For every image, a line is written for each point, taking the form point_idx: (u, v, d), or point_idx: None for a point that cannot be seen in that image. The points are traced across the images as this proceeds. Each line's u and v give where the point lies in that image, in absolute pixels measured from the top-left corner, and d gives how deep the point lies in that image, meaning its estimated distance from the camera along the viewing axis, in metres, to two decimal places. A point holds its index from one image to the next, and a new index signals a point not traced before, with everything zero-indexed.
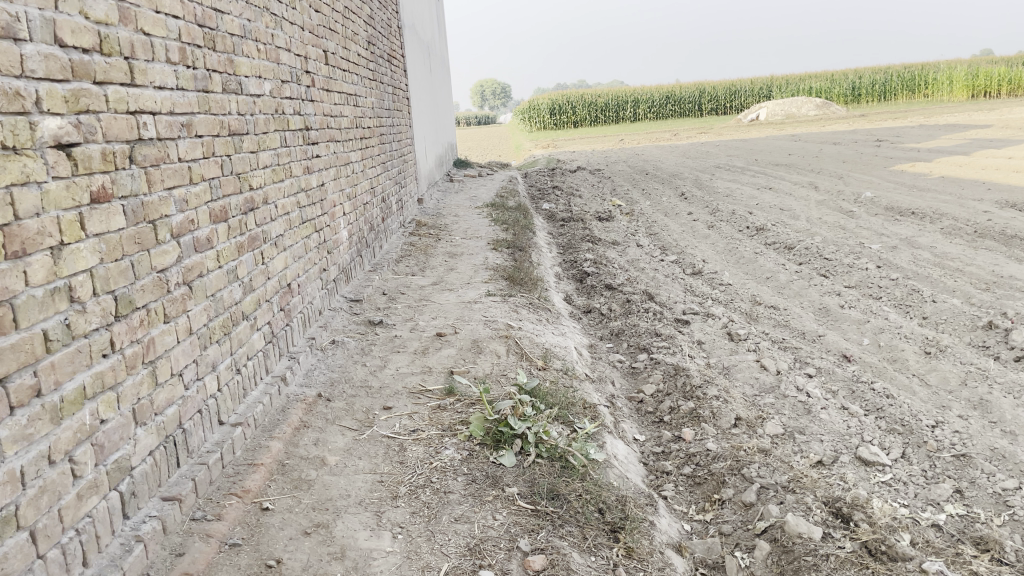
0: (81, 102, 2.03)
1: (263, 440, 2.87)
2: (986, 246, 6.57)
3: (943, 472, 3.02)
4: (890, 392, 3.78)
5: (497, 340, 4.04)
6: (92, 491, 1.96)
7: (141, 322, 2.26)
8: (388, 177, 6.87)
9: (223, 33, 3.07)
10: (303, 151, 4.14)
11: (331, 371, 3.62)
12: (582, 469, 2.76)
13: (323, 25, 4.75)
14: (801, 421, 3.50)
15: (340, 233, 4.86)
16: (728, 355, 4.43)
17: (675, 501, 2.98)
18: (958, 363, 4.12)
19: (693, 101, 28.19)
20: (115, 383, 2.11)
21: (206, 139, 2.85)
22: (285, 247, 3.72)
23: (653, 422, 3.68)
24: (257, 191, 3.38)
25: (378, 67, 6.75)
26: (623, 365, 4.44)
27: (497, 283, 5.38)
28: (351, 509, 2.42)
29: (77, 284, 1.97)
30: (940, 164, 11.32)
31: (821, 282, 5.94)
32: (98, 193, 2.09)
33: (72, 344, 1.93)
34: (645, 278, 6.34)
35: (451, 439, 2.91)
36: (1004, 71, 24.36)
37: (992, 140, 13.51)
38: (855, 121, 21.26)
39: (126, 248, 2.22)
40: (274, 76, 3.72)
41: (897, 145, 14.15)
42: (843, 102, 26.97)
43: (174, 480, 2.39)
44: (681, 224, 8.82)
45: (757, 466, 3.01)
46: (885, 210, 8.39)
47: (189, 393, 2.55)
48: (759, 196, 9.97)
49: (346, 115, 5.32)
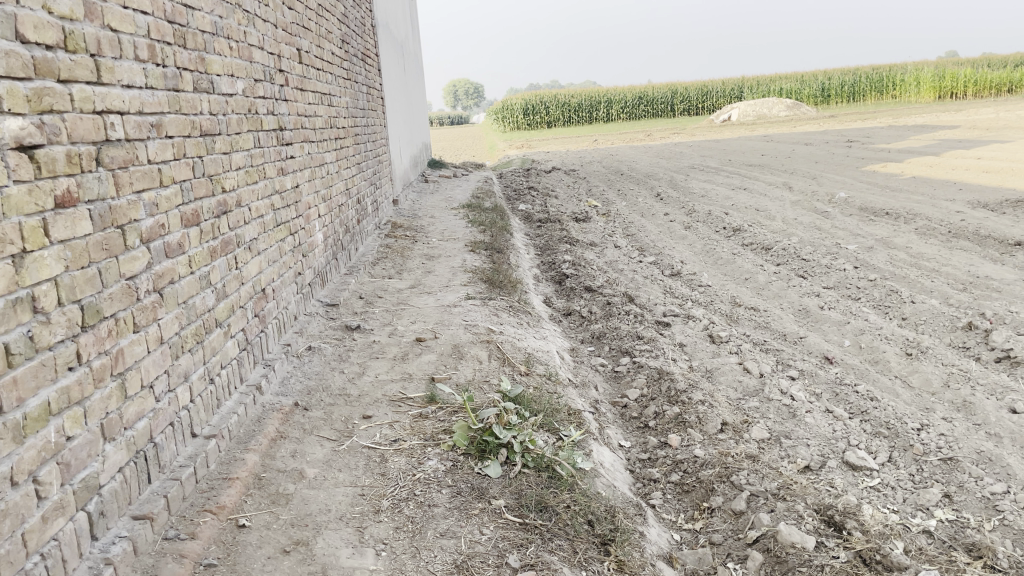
0: (44, 102, 1.93)
1: (238, 452, 2.77)
2: (960, 247, 6.61)
3: (932, 476, 2.99)
4: (873, 394, 3.76)
5: (478, 345, 3.96)
6: (57, 513, 1.86)
7: (109, 332, 2.16)
8: (363, 178, 6.76)
9: (194, 30, 2.96)
10: (276, 152, 4.03)
11: (308, 379, 3.52)
12: (569, 479, 2.69)
13: (296, 23, 4.64)
14: (787, 425, 3.46)
15: (315, 236, 4.75)
16: (711, 357, 4.40)
17: (664, 509, 2.92)
18: (940, 364, 4.11)
19: (666, 102, 28.29)
20: (82, 398, 2.00)
21: (177, 140, 2.74)
22: (259, 251, 3.61)
23: (638, 428, 3.63)
24: (230, 193, 3.27)
25: (352, 66, 6.65)
26: (606, 368, 4.38)
27: (476, 285, 5.30)
28: (332, 525, 2.33)
29: (41, 294, 1.86)
30: (911, 165, 11.41)
31: (800, 283, 5.93)
32: (63, 197, 1.99)
33: (36, 358, 1.82)
34: (625, 279, 6.30)
35: (434, 450, 2.82)
36: (969, 73, 24.67)
37: (961, 141, 13.65)
38: (826, 122, 21.44)
39: (93, 255, 2.11)
40: (247, 75, 3.61)
41: (868, 146, 14.27)
42: (812, 103, 27.22)
43: (145, 498, 2.28)
44: (657, 225, 8.79)
45: (745, 473, 2.96)
46: (859, 211, 8.43)
47: (160, 406, 2.44)
48: (735, 196, 9.98)
49: (320, 115, 5.21)
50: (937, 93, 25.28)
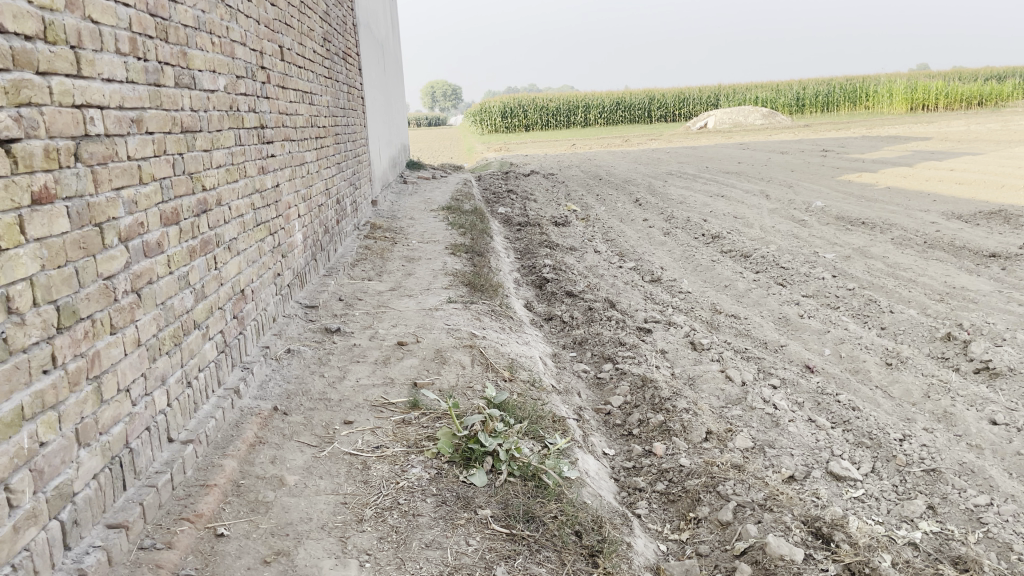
0: (21, 95, 1.85)
1: (215, 457, 2.69)
2: (936, 257, 6.67)
3: (915, 487, 3.00)
4: (855, 404, 3.76)
5: (461, 350, 3.91)
6: (29, 523, 1.78)
7: (86, 333, 2.08)
8: (343, 178, 6.68)
9: (177, 24, 2.89)
10: (257, 151, 3.95)
11: (287, 383, 3.44)
12: (556, 489, 2.65)
13: (279, 20, 4.57)
14: (770, 433, 3.46)
15: (294, 236, 4.68)
16: (693, 364, 4.39)
17: (650, 519, 2.89)
18: (920, 375, 4.13)
19: (643, 108, 28.43)
20: (56, 402, 1.93)
21: (158, 136, 2.67)
22: (239, 252, 3.54)
23: (621, 435, 3.60)
24: (210, 191, 3.20)
25: (333, 65, 6.58)
26: (589, 374, 4.34)
27: (457, 289, 5.25)
28: (314, 535, 2.27)
29: (15, 294, 1.78)
30: (885, 175, 11.53)
31: (780, 291, 5.95)
32: (39, 193, 1.91)
33: (10, 361, 1.75)
34: (605, 285, 6.28)
35: (418, 457, 2.77)
36: (941, 85, 24.99)
37: (932, 152, 13.82)
38: (800, 130, 21.64)
39: (69, 253, 2.03)
40: (229, 71, 3.53)
41: (843, 155, 14.44)
42: (787, 112, 27.49)
43: (120, 505, 2.21)
44: (636, 230, 8.80)
45: (732, 484, 2.95)
46: (836, 219, 8.49)
47: (137, 410, 2.37)
48: (713, 203, 10.02)
49: (301, 113, 5.14)
50: (910, 105, 25.57)
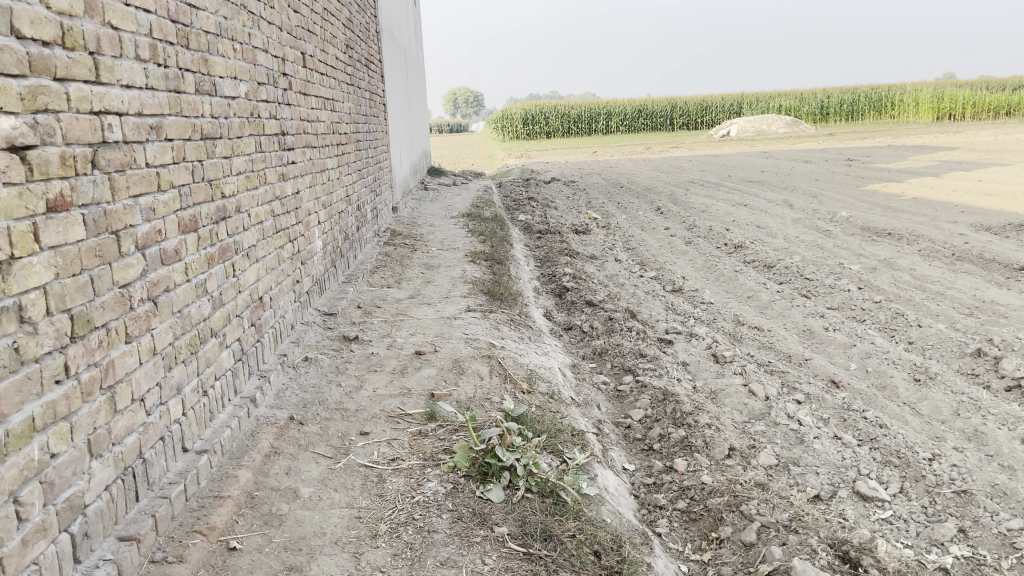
0: (38, 101, 1.83)
1: (230, 468, 2.66)
2: (965, 270, 6.54)
3: (945, 510, 2.92)
4: (882, 421, 3.66)
5: (479, 360, 3.86)
6: (39, 537, 1.75)
7: (99, 343, 2.06)
8: (364, 185, 6.67)
9: (198, 30, 2.88)
10: (277, 158, 3.93)
11: (304, 392, 3.41)
12: (574, 506, 2.60)
13: (301, 27, 4.56)
14: (795, 450, 3.38)
15: (314, 243, 4.66)
16: (715, 377, 4.31)
17: (671, 538, 2.82)
18: (950, 392, 4.02)
19: (665, 116, 28.31)
20: (69, 413, 1.90)
21: (177, 143, 2.65)
22: (258, 259, 3.52)
23: (642, 450, 3.53)
24: (230, 199, 3.18)
25: (356, 71, 6.56)
26: (608, 387, 4.27)
27: (476, 297, 5.20)
28: (327, 550, 2.23)
29: (28, 303, 1.76)
30: (912, 185, 11.35)
31: (804, 303, 5.85)
32: (55, 201, 1.89)
33: (21, 371, 1.72)
34: (626, 294, 6.21)
35: (434, 470, 2.73)
36: (968, 95, 24.67)
37: (959, 163, 13.61)
38: (824, 139, 21.43)
39: (85, 262, 2.01)
40: (250, 78, 3.52)
41: (869, 164, 14.25)
42: (810, 121, 27.26)
43: (132, 517, 2.18)
44: (658, 239, 8.72)
45: (755, 503, 2.87)
46: (861, 230, 8.36)
47: (151, 420, 2.34)
48: (735, 212, 9.91)
49: (323, 120, 5.13)
50: (936, 114, 25.23)
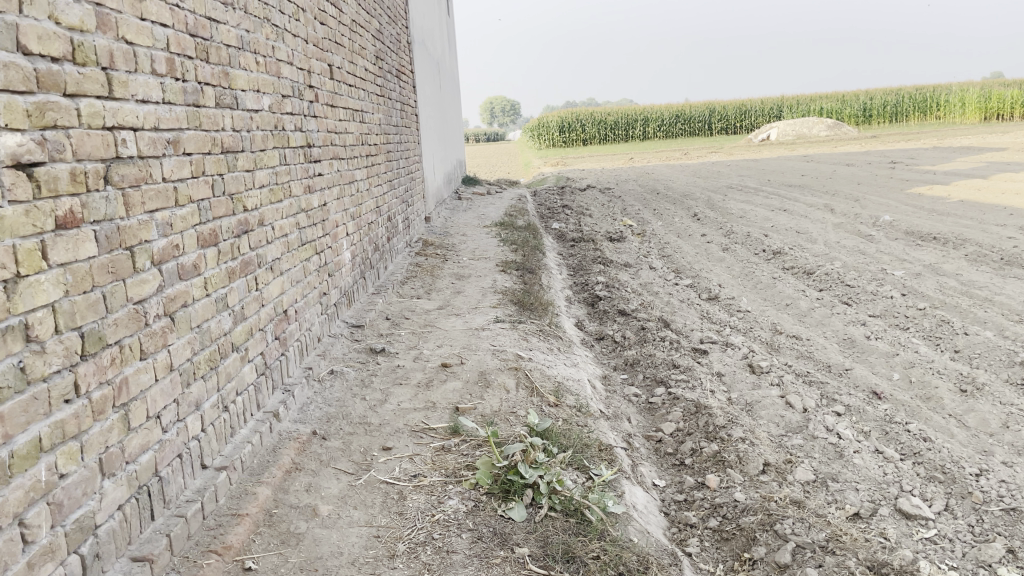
0: (46, 117, 1.82)
1: (249, 485, 2.63)
2: (1014, 274, 6.30)
3: (993, 529, 2.77)
4: (927, 434, 3.50)
5: (506, 372, 3.79)
6: (46, 558, 1.72)
7: (112, 360, 2.04)
8: (394, 196, 6.66)
9: (218, 44, 2.87)
10: (303, 170, 3.92)
11: (328, 406, 3.38)
12: (599, 525, 2.51)
13: (328, 39, 4.56)
14: (834, 465, 3.25)
15: (342, 255, 4.64)
16: (751, 389, 4.17)
17: (702, 559, 2.72)
18: (998, 403, 3.85)
19: (703, 121, 28.02)
20: (79, 432, 1.88)
21: (196, 158, 2.63)
22: (282, 272, 3.50)
23: (673, 465, 3.43)
24: (252, 213, 3.16)
25: (386, 82, 6.55)
26: (640, 399, 4.17)
27: (506, 308, 5.14)
28: (343, 571, 2.18)
29: (35, 322, 1.74)
30: (957, 187, 11.03)
31: (844, 310, 5.68)
32: (65, 218, 1.87)
33: (27, 391, 1.70)
34: (660, 303, 6.10)
35: (455, 487, 2.67)
36: (1017, 93, 23.98)
37: (1009, 163, 13.19)
38: (865, 142, 20.98)
39: (97, 279, 1.99)
40: (274, 90, 3.52)
41: (912, 166, 13.88)
42: (853, 123, 26.74)
43: (146, 536, 2.15)
44: (694, 246, 8.57)
45: (791, 522, 2.75)
46: (906, 234, 8.12)
47: (167, 436, 2.31)
48: (774, 218, 9.72)
49: (351, 131, 5.12)
50: (984, 114, 24.56)
